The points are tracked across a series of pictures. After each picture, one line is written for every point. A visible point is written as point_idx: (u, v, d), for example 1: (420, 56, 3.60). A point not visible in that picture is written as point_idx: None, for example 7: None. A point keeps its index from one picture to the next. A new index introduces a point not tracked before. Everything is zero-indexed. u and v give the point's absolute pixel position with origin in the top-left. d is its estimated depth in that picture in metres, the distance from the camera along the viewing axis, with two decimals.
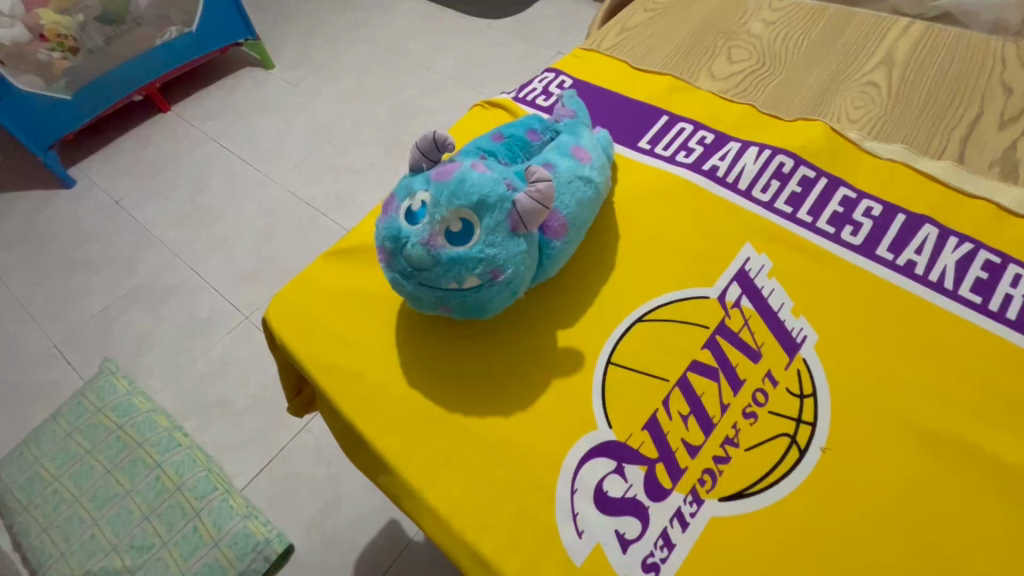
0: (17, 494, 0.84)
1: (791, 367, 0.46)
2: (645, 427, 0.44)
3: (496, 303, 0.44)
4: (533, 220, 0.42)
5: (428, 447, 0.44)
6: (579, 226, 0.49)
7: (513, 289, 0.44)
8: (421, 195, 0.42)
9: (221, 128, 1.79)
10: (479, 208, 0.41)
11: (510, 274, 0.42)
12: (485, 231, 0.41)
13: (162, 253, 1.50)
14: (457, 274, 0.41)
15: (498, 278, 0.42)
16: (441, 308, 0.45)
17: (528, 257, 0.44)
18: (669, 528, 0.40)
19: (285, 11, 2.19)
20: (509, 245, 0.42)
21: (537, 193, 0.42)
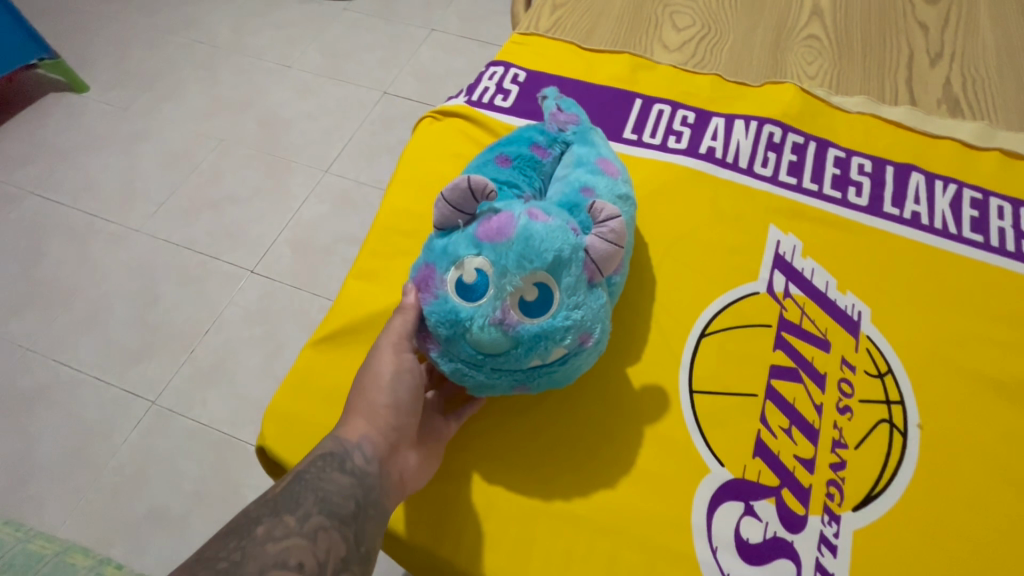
0: None
1: (861, 349, 0.45)
2: (756, 454, 0.41)
3: (582, 369, 0.37)
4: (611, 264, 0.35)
5: (539, 552, 0.38)
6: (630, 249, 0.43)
7: (599, 349, 0.37)
8: (474, 261, 0.34)
9: (41, 177, 1.42)
10: (554, 265, 0.33)
11: (599, 334, 0.36)
12: (567, 294, 0.33)
13: (7, 352, 1.17)
14: (544, 352, 0.34)
15: (588, 341, 0.35)
16: (517, 390, 0.37)
17: (608, 308, 0.37)
18: (822, 557, 0.37)
19: (82, 17, 1.77)
20: (592, 301, 0.35)
21: (611, 235, 0.35)
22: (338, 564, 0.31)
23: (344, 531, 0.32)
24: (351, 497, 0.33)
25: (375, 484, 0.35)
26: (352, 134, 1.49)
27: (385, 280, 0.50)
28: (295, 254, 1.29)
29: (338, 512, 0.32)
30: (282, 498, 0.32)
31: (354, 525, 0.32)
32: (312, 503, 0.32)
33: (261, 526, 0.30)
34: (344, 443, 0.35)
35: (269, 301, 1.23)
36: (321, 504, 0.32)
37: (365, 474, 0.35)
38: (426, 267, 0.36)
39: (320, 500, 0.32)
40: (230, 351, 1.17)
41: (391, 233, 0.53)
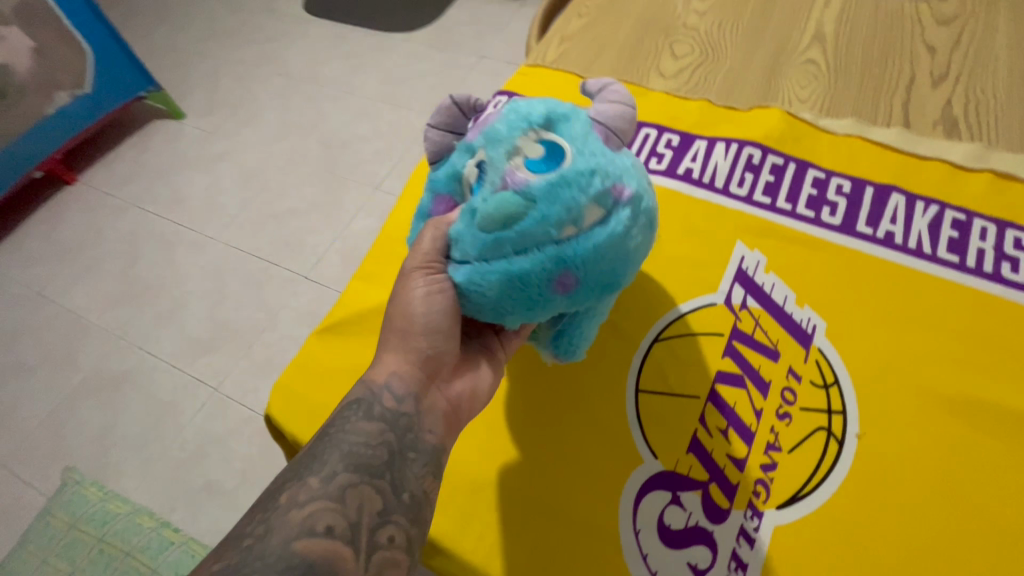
0: (62, 559, 1.06)
1: (810, 360, 0.47)
2: (691, 450, 0.44)
3: (624, 243, 0.35)
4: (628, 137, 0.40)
5: (481, 520, 0.43)
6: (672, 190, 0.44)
7: (644, 225, 0.37)
8: (476, 159, 0.38)
9: (141, 192, 1.66)
10: (554, 118, 0.37)
11: (633, 186, 0.36)
12: (579, 138, 0.36)
13: (104, 339, 1.38)
14: (579, 199, 0.34)
15: (623, 196, 0.35)
16: (563, 287, 0.35)
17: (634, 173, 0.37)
18: (738, 547, 0.40)
19: (184, 56, 2.06)
20: (610, 152, 0.36)
21: (619, 101, 0.40)
22: (376, 518, 0.34)
23: (377, 486, 0.35)
24: (383, 448, 0.37)
25: (408, 420, 0.38)
26: (401, 155, 1.62)
27: (382, 281, 0.58)
28: (344, 262, 1.43)
29: (370, 469, 0.36)
30: (311, 459, 0.36)
31: (391, 479, 0.36)
32: (345, 471, 0.35)
33: (292, 495, 0.34)
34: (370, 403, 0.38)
35: (317, 304, 1.36)
36: (354, 468, 0.35)
37: (396, 421, 0.38)
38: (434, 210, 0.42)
39: (354, 464, 0.35)
40: (281, 347, 1.31)
41: (393, 242, 0.61)
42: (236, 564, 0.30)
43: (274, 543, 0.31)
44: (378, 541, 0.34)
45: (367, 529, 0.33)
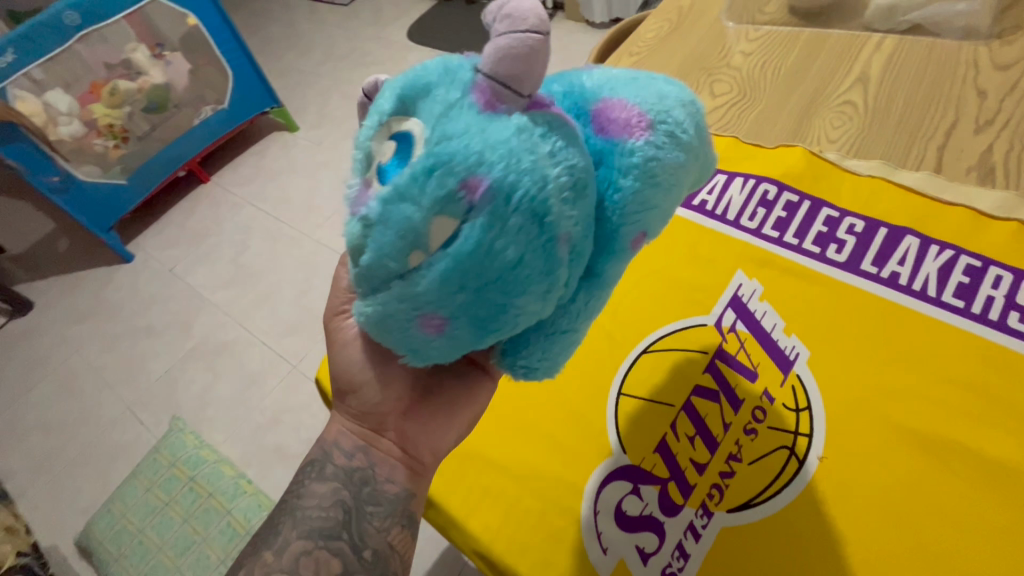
0: (161, 491, 1.25)
1: (786, 384, 0.50)
2: (657, 450, 0.49)
3: (484, 253, 0.28)
4: (532, 80, 0.29)
5: (468, 483, 0.52)
6: (665, 142, 0.32)
7: (530, 230, 0.28)
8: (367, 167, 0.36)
9: (256, 192, 1.94)
10: (421, 103, 0.31)
11: (496, 182, 0.27)
12: (432, 123, 0.30)
13: (214, 314, 1.64)
14: (416, 219, 0.28)
15: (478, 197, 0.28)
16: (426, 315, 0.31)
17: (515, 143, 0.28)
18: (684, 539, 0.45)
19: (304, 77, 2.38)
20: (477, 129, 0.28)
21: (503, 27, 0.28)
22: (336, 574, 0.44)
23: (338, 544, 0.45)
24: (337, 509, 0.46)
25: (361, 478, 0.48)
26: None
27: None
28: None
29: (327, 532, 0.45)
30: (281, 529, 0.46)
31: (353, 533, 0.46)
32: (310, 537, 0.45)
33: (266, 564, 0.44)
34: (327, 476, 0.48)
35: None
36: (317, 532, 0.45)
37: (348, 479, 0.47)
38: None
39: (316, 530, 0.45)
40: None
41: None
42: None
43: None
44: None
45: None
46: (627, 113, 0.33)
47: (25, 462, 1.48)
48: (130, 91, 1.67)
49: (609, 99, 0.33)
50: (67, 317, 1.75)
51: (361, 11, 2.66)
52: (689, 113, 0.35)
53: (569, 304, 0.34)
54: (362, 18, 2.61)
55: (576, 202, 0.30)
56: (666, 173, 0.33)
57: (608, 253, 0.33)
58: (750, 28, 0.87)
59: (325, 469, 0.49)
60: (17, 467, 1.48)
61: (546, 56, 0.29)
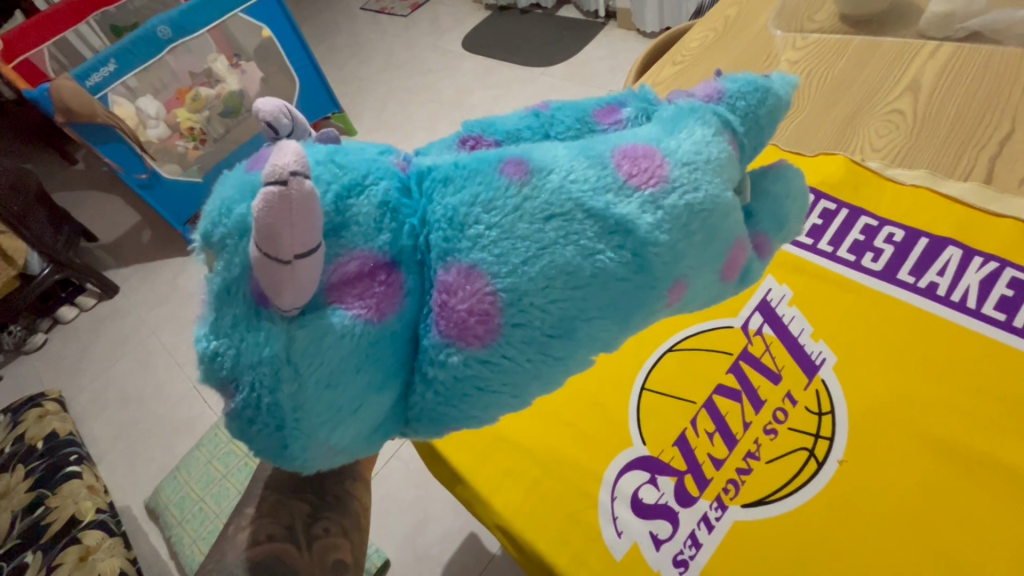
0: (219, 464, 1.35)
1: (810, 388, 0.51)
2: (675, 443, 0.51)
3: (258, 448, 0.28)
4: (291, 295, 0.23)
5: (493, 463, 0.55)
6: (512, 353, 0.25)
7: (269, 456, 0.26)
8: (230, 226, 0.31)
9: None
10: (214, 239, 0.26)
11: (244, 410, 0.25)
12: (214, 294, 0.25)
13: None
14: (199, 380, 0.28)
15: (227, 407, 0.26)
16: None
17: (266, 371, 0.24)
18: (697, 529, 0.47)
19: (364, 84, 2.52)
20: (240, 335, 0.25)
21: (256, 233, 0.22)
22: (307, 519, 0.41)
23: (305, 494, 0.42)
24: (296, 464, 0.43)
25: None
26: None
27: None
28: None
29: (291, 485, 0.42)
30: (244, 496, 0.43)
31: (311, 488, 0.43)
32: (268, 495, 0.42)
33: (226, 531, 0.41)
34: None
35: None
36: (274, 490, 0.42)
37: None
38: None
39: (272, 488, 0.42)
40: None
41: None
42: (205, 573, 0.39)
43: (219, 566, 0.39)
44: (316, 533, 0.41)
45: (301, 527, 0.41)
46: (470, 304, 0.24)
47: (106, 430, 1.64)
48: (209, 97, 1.84)
49: (464, 265, 0.25)
50: (146, 301, 1.93)
51: (420, 21, 2.78)
52: (587, 297, 0.25)
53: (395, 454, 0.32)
54: (420, 28, 2.72)
55: (338, 430, 0.25)
56: (493, 390, 0.26)
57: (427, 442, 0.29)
58: (798, 36, 0.87)
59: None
60: (99, 434, 1.64)
61: (309, 272, 0.23)
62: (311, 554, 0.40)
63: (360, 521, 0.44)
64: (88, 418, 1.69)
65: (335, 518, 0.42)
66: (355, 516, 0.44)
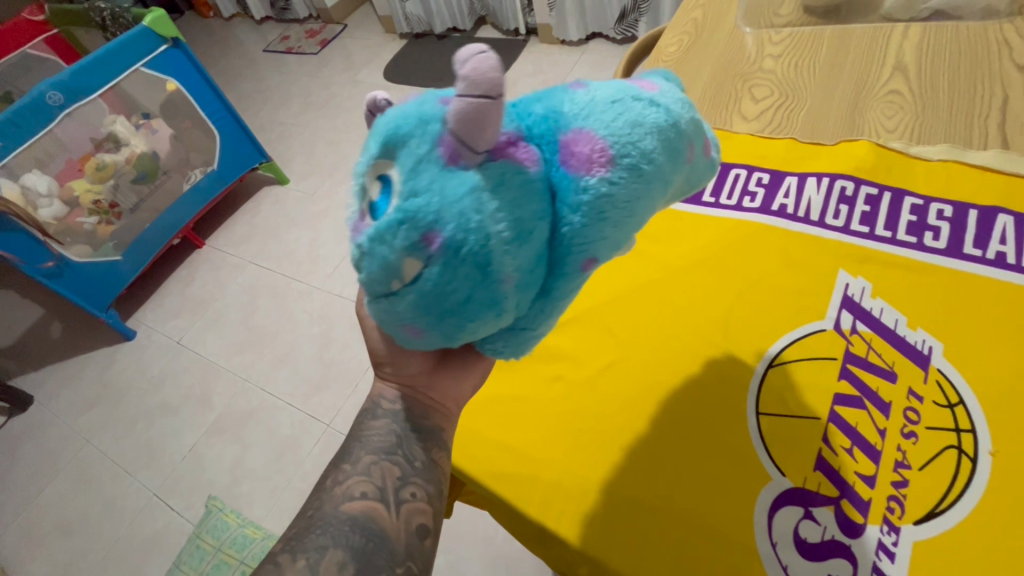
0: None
1: (930, 380, 0.49)
2: (817, 468, 0.47)
3: (445, 297, 0.29)
4: (487, 135, 0.27)
5: (622, 534, 0.48)
6: (633, 175, 0.29)
7: (477, 280, 0.29)
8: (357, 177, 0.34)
9: (256, 250, 1.89)
10: (392, 141, 0.29)
11: (451, 241, 0.27)
12: (401, 173, 0.28)
13: (233, 381, 1.57)
14: (380, 260, 0.29)
15: (436, 250, 0.28)
16: (410, 331, 0.33)
17: (468, 205, 0.27)
18: (879, 561, 0.43)
19: (286, 129, 2.36)
20: (436, 184, 0.27)
21: (456, 85, 0.25)
22: (397, 481, 0.45)
23: (396, 457, 0.46)
24: (389, 432, 0.47)
25: (406, 412, 0.47)
26: None
27: None
28: None
29: (386, 447, 0.46)
30: (343, 453, 0.47)
31: (402, 452, 0.46)
32: (365, 452, 0.46)
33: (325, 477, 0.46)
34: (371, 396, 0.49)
35: None
36: (368, 445, 0.46)
37: (397, 411, 0.47)
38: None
39: (366, 444, 0.46)
40: None
41: None
42: (304, 527, 0.43)
43: (325, 512, 0.43)
44: (404, 496, 0.44)
45: (390, 490, 0.44)
46: (592, 146, 0.29)
47: (47, 570, 1.37)
48: (116, 163, 1.61)
49: (576, 126, 0.30)
50: (71, 406, 1.65)
51: (332, 56, 2.66)
52: (664, 134, 0.30)
53: (526, 320, 0.34)
54: (334, 64, 2.60)
55: (520, 249, 0.29)
56: (621, 209, 0.30)
57: (565, 280, 0.32)
58: (770, 31, 0.89)
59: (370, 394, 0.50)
60: None
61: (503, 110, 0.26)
62: (400, 515, 0.43)
63: (442, 489, 0.47)
64: (21, 562, 1.40)
65: (421, 484, 0.45)
66: (438, 484, 0.46)
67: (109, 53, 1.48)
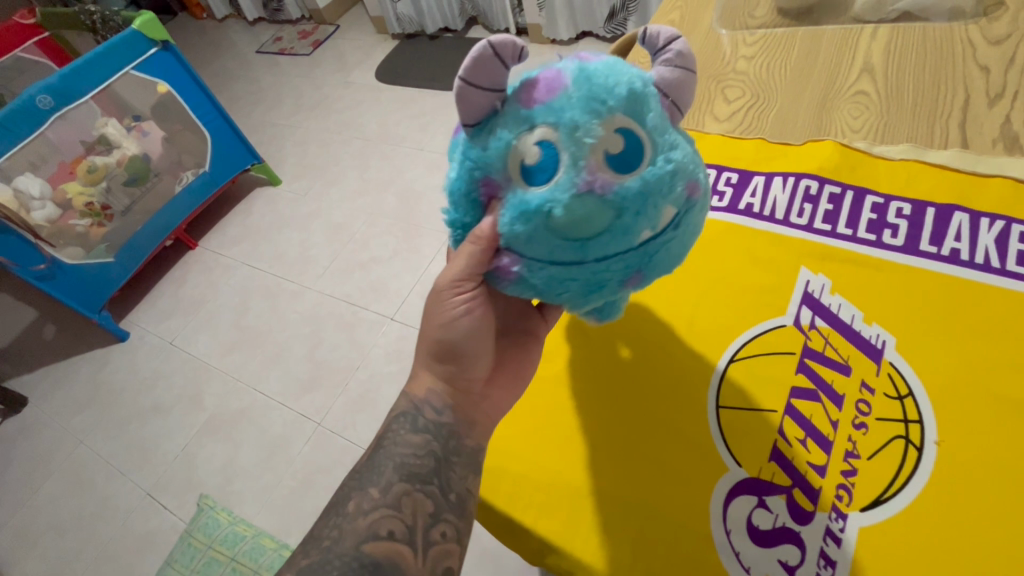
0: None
1: (882, 373, 0.51)
2: (772, 458, 0.49)
3: (691, 227, 0.41)
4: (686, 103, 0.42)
5: (585, 523, 0.50)
6: None
7: (702, 211, 0.41)
8: (541, 138, 0.36)
9: (248, 251, 1.91)
10: (631, 104, 0.37)
11: (700, 182, 0.40)
12: (655, 131, 0.38)
13: (225, 381, 1.59)
14: (662, 202, 0.37)
15: (692, 192, 0.39)
16: (632, 279, 0.40)
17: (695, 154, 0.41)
18: (826, 546, 0.44)
19: (278, 130, 2.37)
20: (678, 140, 0.39)
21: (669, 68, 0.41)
22: (427, 517, 0.46)
23: (429, 489, 0.48)
24: (428, 457, 0.49)
25: (448, 430, 0.51)
26: None
27: None
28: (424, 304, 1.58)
29: (420, 477, 0.48)
30: (372, 473, 0.48)
31: (436, 485, 0.48)
32: (394, 475, 0.48)
33: (344, 497, 0.47)
34: (401, 411, 0.51)
35: (403, 342, 1.51)
36: (396, 467, 0.48)
37: (437, 433, 0.50)
38: (489, 175, 0.39)
39: (394, 465, 0.48)
40: (373, 383, 1.46)
41: None
42: (322, 561, 0.43)
43: (348, 546, 0.44)
44: (434, 537, 0.46)
45: (420, 527, 0.46)
46: None
47: (41, 569, 1.39)
48: (108, 166, 1.63)
49: None
50: (65, 407, 1.66)
51: (324, 57, 2.67)
52: None
53: None
54: (326, 65, 2.61)
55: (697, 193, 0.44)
56: None
57: None
58: (744, 33, 0.90)
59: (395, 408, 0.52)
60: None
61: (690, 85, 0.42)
62: (427, 559, 0.45)
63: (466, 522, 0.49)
64: (16, 561, 1.42)
65: (450, 521, 0.47)
66: (466, 518, 0.48)
67: (99, 56, 1.49)
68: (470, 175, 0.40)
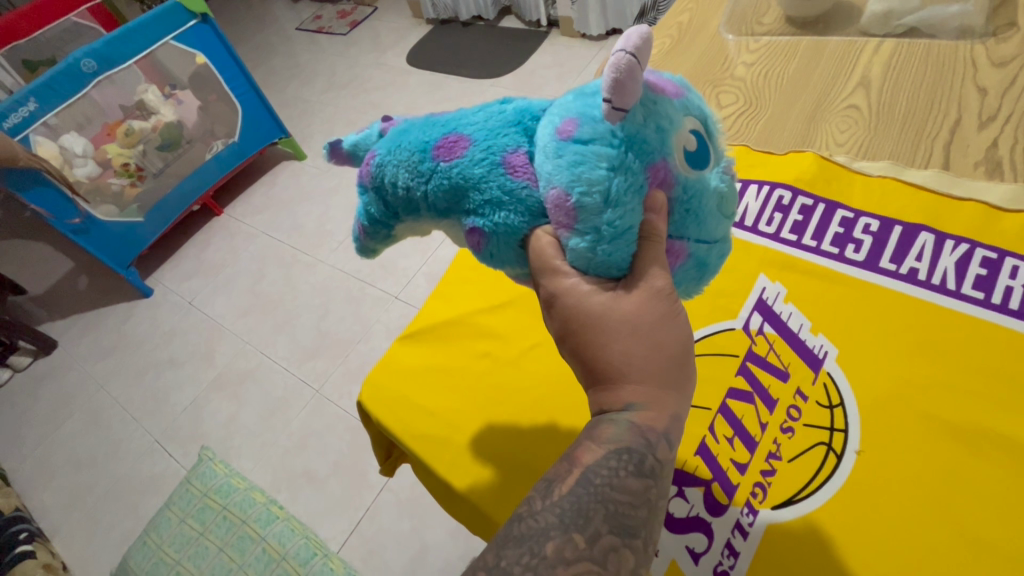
0: (194, 522, 1.22)
1: (818, 382, 0.52)
2: (697, 453, 0.52)
3: None
4: None
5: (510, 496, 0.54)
6: None
7: None
8: (686, 137, 0.36)
9: (268, 221, 1.99)
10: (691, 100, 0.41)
11: None
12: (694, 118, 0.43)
13: (235, 342, 1.67)
14: None
15: None
16: None
17: None
18: (733, 538, 0.47)
19: (308, 106, 2.44)
20: None
21: None
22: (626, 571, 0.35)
23: (625, 538, 0.36)
24: (626, 498, 0.37)
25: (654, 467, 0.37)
26: None
27: (453, 298, 0.70)
28: (428, 286, 1.62)
29: (621, 523, 0.36)
30: (558, 511, 0.37)
31: (633, 533, 0.36)
32: (601, 521, 0.36)
33: (536, 523, 0.37)
34: (622, 437, 0.37)
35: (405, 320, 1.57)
36: (605, 509, 0.36)
37: (642, 469, 0.37)
38: (662, 159, 0.34)
39: (604, 503, 0.36)
40: (372, 357, 1.52)
41: (466, 268, 0.73)
42: None
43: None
44: None
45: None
46: None
47: (57, 499, 1.50)
48: (144, 130, 1.70)
49: None
50: (90, 353, 1.78)
51: (360, 38, 2.72)
52: None
53: None
54: (361, 45, 2.67)
55: None
56: None
57: None
58: (750, 39, 0.90)
59: (592, 421, 0.39)
60: (49, 504, 1.50)
61: None
62: None
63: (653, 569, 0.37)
64: (35, 489, 1.54)
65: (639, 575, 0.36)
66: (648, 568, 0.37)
67: (140, 26, 1.57)
68: (634, 172, 0.33)
